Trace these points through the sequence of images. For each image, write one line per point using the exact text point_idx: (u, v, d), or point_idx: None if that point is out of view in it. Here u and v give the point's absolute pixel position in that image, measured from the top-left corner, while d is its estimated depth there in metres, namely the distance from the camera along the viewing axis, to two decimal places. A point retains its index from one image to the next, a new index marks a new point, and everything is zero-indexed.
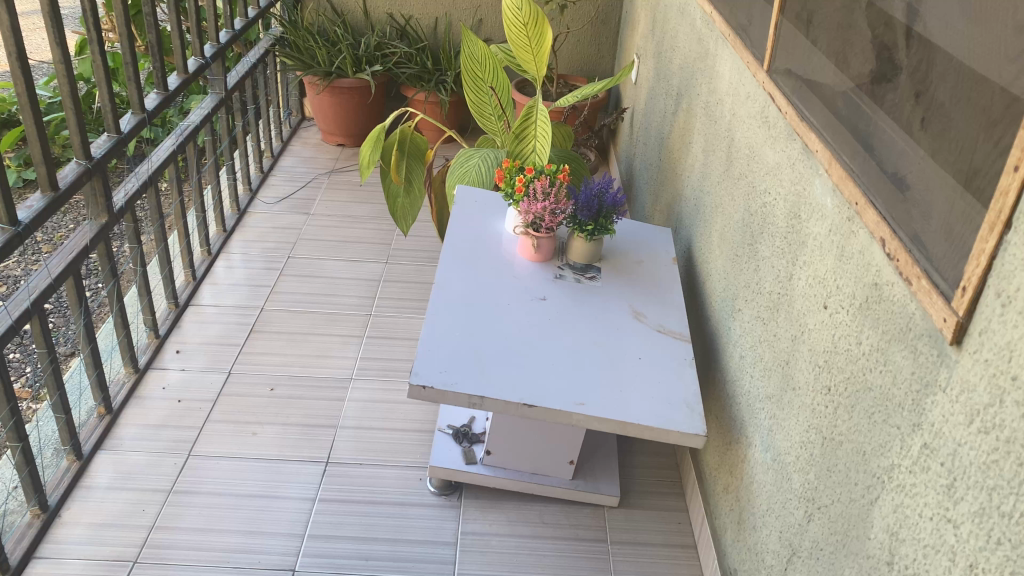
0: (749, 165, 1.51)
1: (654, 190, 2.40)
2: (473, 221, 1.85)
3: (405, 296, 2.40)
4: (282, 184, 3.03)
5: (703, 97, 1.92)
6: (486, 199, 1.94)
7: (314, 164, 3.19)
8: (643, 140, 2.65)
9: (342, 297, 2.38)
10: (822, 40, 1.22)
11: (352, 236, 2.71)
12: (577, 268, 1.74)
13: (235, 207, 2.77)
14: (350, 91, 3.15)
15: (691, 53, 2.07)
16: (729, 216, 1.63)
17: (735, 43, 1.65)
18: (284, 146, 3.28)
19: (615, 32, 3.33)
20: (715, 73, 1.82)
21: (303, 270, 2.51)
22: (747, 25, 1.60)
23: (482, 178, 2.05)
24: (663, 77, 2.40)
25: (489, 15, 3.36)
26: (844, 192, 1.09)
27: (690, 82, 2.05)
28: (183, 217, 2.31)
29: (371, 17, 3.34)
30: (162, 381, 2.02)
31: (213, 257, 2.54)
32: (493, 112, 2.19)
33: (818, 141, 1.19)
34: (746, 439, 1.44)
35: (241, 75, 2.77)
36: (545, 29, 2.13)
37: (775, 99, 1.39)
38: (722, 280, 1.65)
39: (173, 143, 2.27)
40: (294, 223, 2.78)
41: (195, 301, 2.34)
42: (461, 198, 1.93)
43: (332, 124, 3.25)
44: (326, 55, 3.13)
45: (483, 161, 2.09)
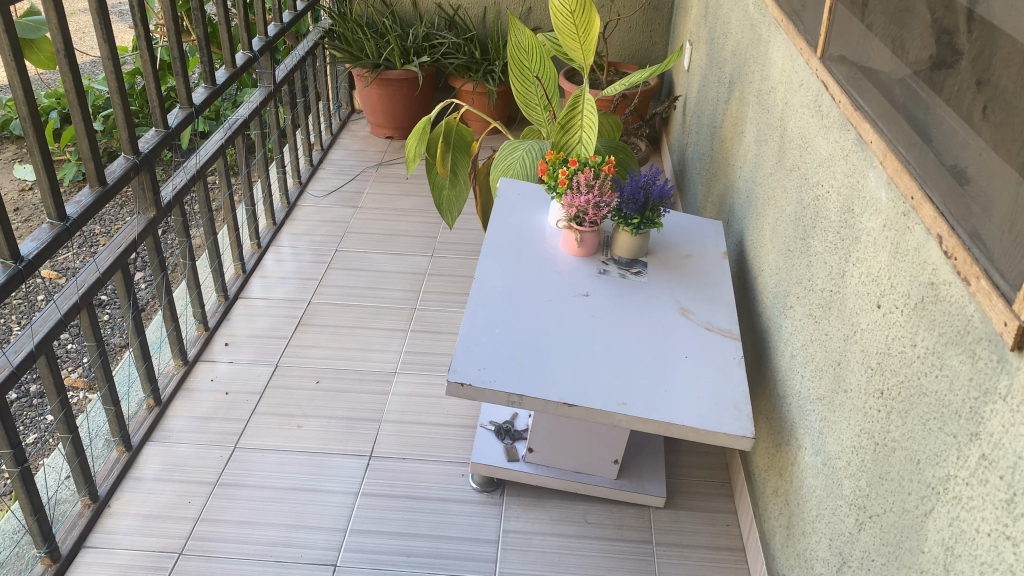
0: (803, 156, 1.45)
1: (706, 182, 2.35)
2: (516, 215, 1.82)
3: (451, 290, 2.39)
4: (331, 177, 3.04)
5: (755, 86, 1.85)
6: (530, 191, 1.91)
7: (363, 157, 3.20)
8: (695, 129, 2.59)
9: (389, 290, 2.37)
10: (877, 25, 1.16)
11: (399, 229, 2.71)
12: (622, 262, 1.70)
13: (285, 199, 2.80)
14: (398, 83, 3.15)
15: (744, 40, 2.00)
16: (781, 209, 1.57)
17: (788, 28, 1.59)
18: (333, 139, 3.30)
19: (668, 19, 3.26)
20: (767, 60, 1.75)
21: (350, 263, 2.51)
22: (800, 10, 1.53)
23: (526, 171, 2.02)
24: (715, 64, 2.34)
25: (538, 3, 3.31)
26: (899, 185, 1.03)
27: (744, 69, 1.98)
28: (232, 210, 2.33)
29: (420, 8, 3.33)
30: (211, 373, 2.04)
31: (262, 250, 2.56)
32: (539, 103, 2.16)
33: (873, 132, 1.13)
34: (796, 441, 1.39)
35: (290, 69, 2.78)
36: (593, 15, 2.08)
37: (829, 87, 1.33)
38: (774, 275, 1.60)
39: (222, 137, 2.29)
40: (342, 216, 2.79)
41: (244, 294, 2.36)
42: (504, 191, 1.90)
43: (380, 116, 3.25)
44: (375, 46, 3.13)
45: (528, 153, 2.06)
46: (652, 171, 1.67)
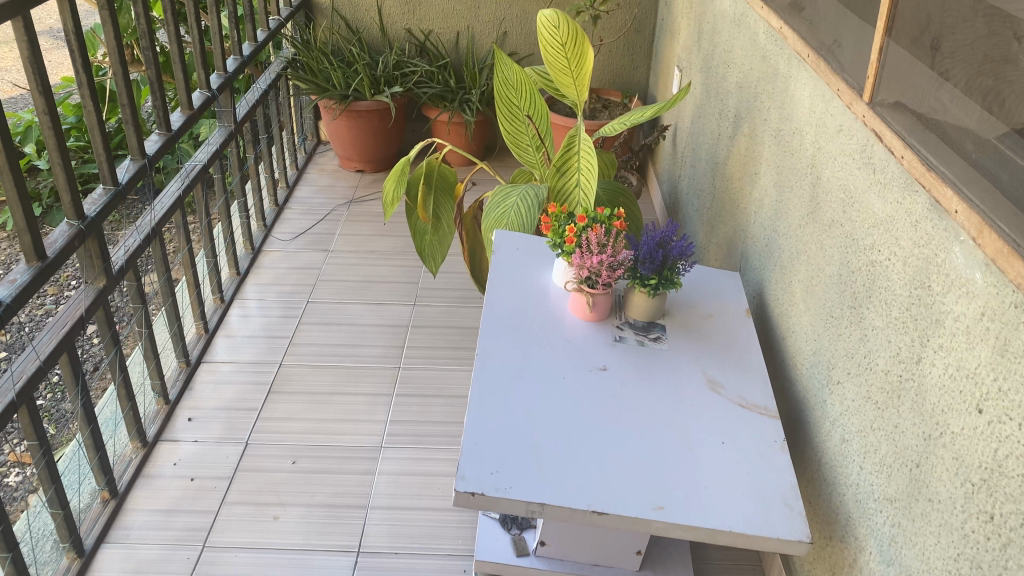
0: (847, 212, 1.28)
1: (709, 220, 2.18)
2: (515, 271, 1.63)
3: (436, 345, 2.19)
4: (299, 218, 2.82)
5: (772, 125, 1.69)
6: (528, 243, 1.72)
7: (332, 194, 2.99)
8: (690, 162, 2.43)
9: (368, 348, 2.17)
10: (954, 73, 0.99)
11: (376, 275, 2.50)
12: (638, 326, 1.52)
13: (249, 245, 2.58)
14: (368, 114, 2.95)
15: (753, 73, 1.84)
16: (818, 268, 1.40)
17: (818, 65, 1.42)
18: (299, 174, 3.08)
19: (650, 41, 3.10)
20: (789, 98, 1.59)
21: (324, 317, 2.30)
22: (835, 46, 1.37)
23: (521, 220, 1.84)
24: (714, 96, 2.17)
25: (514, 27, 3.13)
26: (1004, 269, 0.86)
27: (754, 105, 1.82)
28: (192, 266, 2.11)
29: (389, 34, 3.14)
30: (174, 455, 1.83)
31: (226, 305, 2.34)
32: (531, 143, 1.97)
33: (956, 199, 0.96)
34: (855, 541, 1.21)
35: (251, 104, 2.57)
36: (587, 47, 1.91)
37: (883, 137, 1.17)
38: (811, 341, 1.42)
39: (179, 187, 2.06)
40: (312, 262, 2.57)
41: (208, 358, 2.14)
42: (499, 243, 1.71)
43: (350, 150, 3.05)
44: (342, 76, 2.93)
45: (522, 199, 1.88)
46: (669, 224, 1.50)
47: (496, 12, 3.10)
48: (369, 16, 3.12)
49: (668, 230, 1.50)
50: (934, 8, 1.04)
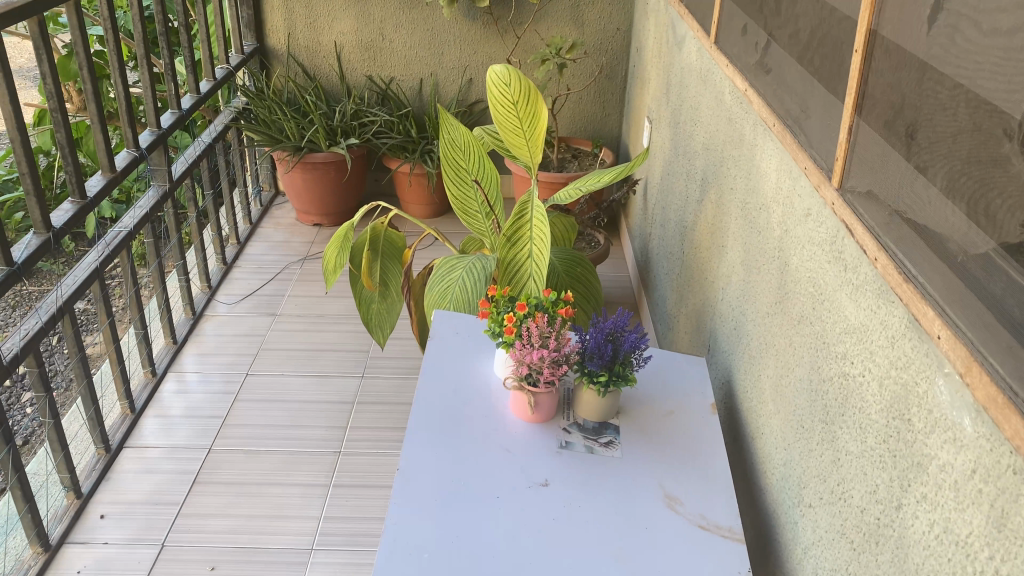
0: (818, 310, 1.12)
1: (678, 289, 2.01)
2: (453, 362, 1.46)
3: (382, 424, 2.01)
4: (248, 277, 2.66)
5: (738, 196, 1.53)
6: (472, 328, 1.55)
7: (286, 250, 2.82)
8: (660, 221, 2.27)
9: (308, 429, 1.99)
10: (932, 167, 0.83)
11: (324, 343, 2.33)
12: (588, 428, 1.35)
13: (190, 310, 2.41)
14: (324, 166, 2.79)
15: (719, 136, 1.68)
16: (788, 366, 1.24)
17: (784, 137, 1.27)
18: (252, 229, 2.92)
19: (621, 88, 2.96)
20: (755, 168, 1.43)
21: (263, 392, 2.13)
22: (801, 117, 1.22)
23: (467, 295, 1.66)
24: (682, 154, 2.02)
25: (480, 74, 2.98)
26: (998, 422, 0.70)
27: (721, 171, 1.66)
28: (114, 341, 1.94)
29: (348, 81, 2.99)
30: (80, 560, 1.64)
31: (158, 378, 2.16)
32: (481, 210, 1.81)
33: (939, 322, 0.80)
34: None
35: (191, 161, 2.41)
36: (541, 107, 1.77)
37: (854, 231, 1.01)
38: (780, 449, 1.26)
39: (98, 257, 1.89)
40: (257, 328, 2.40)
41: (132, 441, 1.96)
42: (438, 328, 1.54)
43: (305, 203, 2.90)
44: (296, 126, 2.77)
45: (468, 272, 1.70)
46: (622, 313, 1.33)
47: (460, 59, 2.96)
48: (327, 63, 2.97)
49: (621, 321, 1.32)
50: (908, 87, 0.89)
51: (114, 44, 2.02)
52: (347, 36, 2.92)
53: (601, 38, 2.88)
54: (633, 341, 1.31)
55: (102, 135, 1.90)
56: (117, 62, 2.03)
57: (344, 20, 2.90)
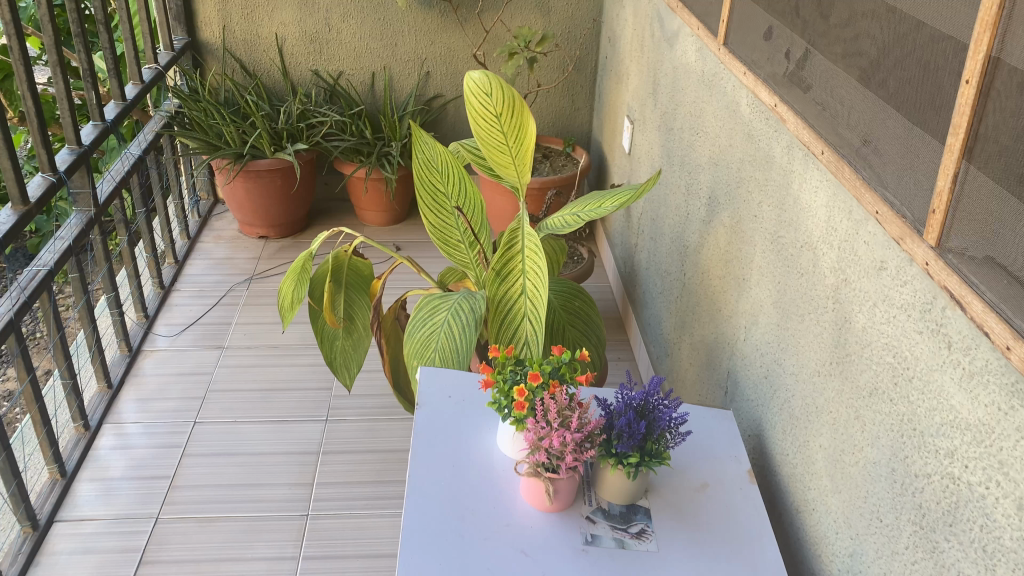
0: (902, 387, 0.94)
1: (678, 314, 1.82)
2: (446, 441, 1.23)
3: (353, 478, 1.79)
4: (189, 303, 2.39)
5: (765, 227, 1.34)
6: (464, 392, 1.32)
7: (230, 268, 2.55)
8: (650, 233, 2.07)
9: (269, 488, 1.76)
10: None
11: (280, 381, 2.09)
12: (615, 515, 1.15)
13: (126, 346, 2.14)
14: (269, 174, 2.52)
15: (733, 154, 1.49)
16: (851, 442, 1.06)
17: (840, 172, 1.07)
18: (191, 244, 2.63)
19: (592, 80, 2.75)
20: (791, 199, 1.24)
21: (215, 444, 1.88)
22: (865, 149, 1.02)
23: (455, 344, 1.44)
24: (678, 165, 1.82)
25: (438, 67, 2.73)
26: None
27: (736, 192, 1.47)
28: (37, 399, 1.67)
29: (293, 77, 2.71)
30: None
31: (92, 432, 1.90)
32: (464, 239, 1.57)
33: None
34: None
35: (119, 179, 2.12)
36: (527, 119, 1.56)
37: (965, 304, 0.81)
38: (843, 535, 1.08)
39: (12, 304, 1.60)
40: (203, 365, 2.14)
41: (64, 512, 1.70)
42: (424, 392, 1.31)
43: (250, 215, 2.62)
44: (237, 131, 2.49)
45: (454, 315, 1.48)
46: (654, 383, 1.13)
47: (416, 50, 2.70)
48: (268, 58, 2.68)
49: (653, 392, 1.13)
50: None
51: (20, 54, 1.70)
52: (290, 27, 2.64)
53: (569, 27, 2.65)
54: (670, 415, 1.11)
55: (10, 161, 1.61)
56: (22, 73, 1.71)
57: (285, 10, 2.61)
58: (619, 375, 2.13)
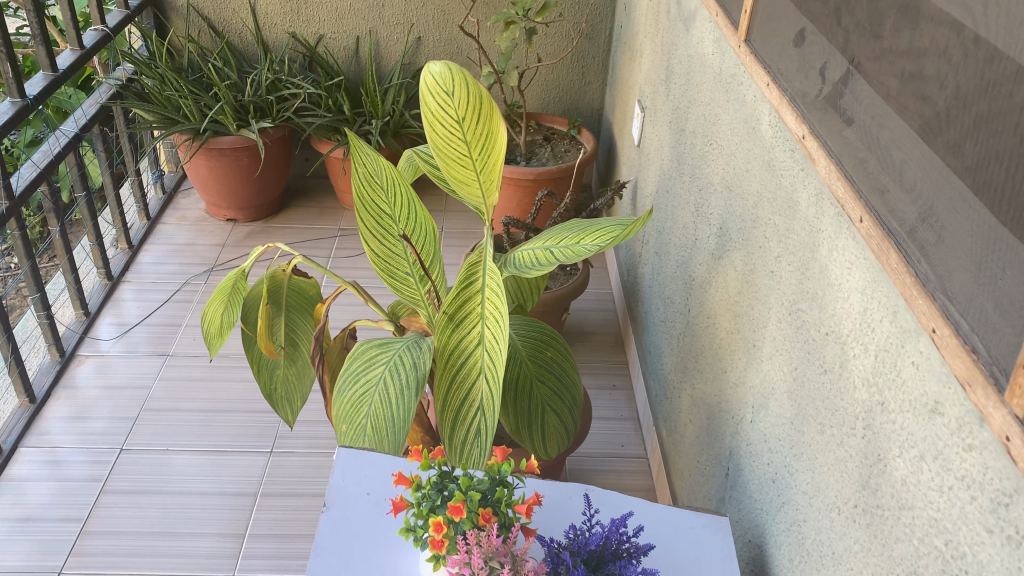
0: None
1: (679, 355, 1.53)
2: (350, 564, 0.94)
3: (291, 531, 1.55)
4: (139, 298, 2.14)
5: (784, 291, 1.03)
6: (385, 489, 1.03)
7: (190, 256, 2.30)
8: (653, 246, 1.77)
9: (193, 540, 1.53)
10: None
11: (226, 400, 1.84)
12: None
13: (57, 351, 1.90)
14: (233, 153, 2.23)
15: (749, 183, 1.18)
16: None
17: (885, 256, 0.77)
18: (149, 227, 2.38)
19: (605, 51, 2.41)
20: (816, 267, 0.94)
21: (141, 477, 1.65)
22: (925, 232, 0.72)
23: (391, 409, 1.17)
24: (687, 177, 1.51)
25: (430, 32, 2.41)
26: None
27: (752, 233, 1.16)
28: None
29: (267, 40, 2.41)
30: None
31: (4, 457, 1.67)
32: (414, 272, 1.29)
33: None
34: None
35: (44, 165, 1.83)
36: (497, 125, 1.26)
37: None
38: None
39: None
40: (142, 376, 1.90)
41: None
42: (335, 487, 1.03)
43: (216, 196, 2.35)
44: (197, 104, 2.21)
45: (393, 371, 1.20)
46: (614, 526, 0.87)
47: (406, 13, 2.38)
48: (239, 17, 2.38)
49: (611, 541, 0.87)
50: None
51: None
52: None
53: None
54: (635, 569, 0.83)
55: None
56: None
57: None
58: (611, 408, 1.85)
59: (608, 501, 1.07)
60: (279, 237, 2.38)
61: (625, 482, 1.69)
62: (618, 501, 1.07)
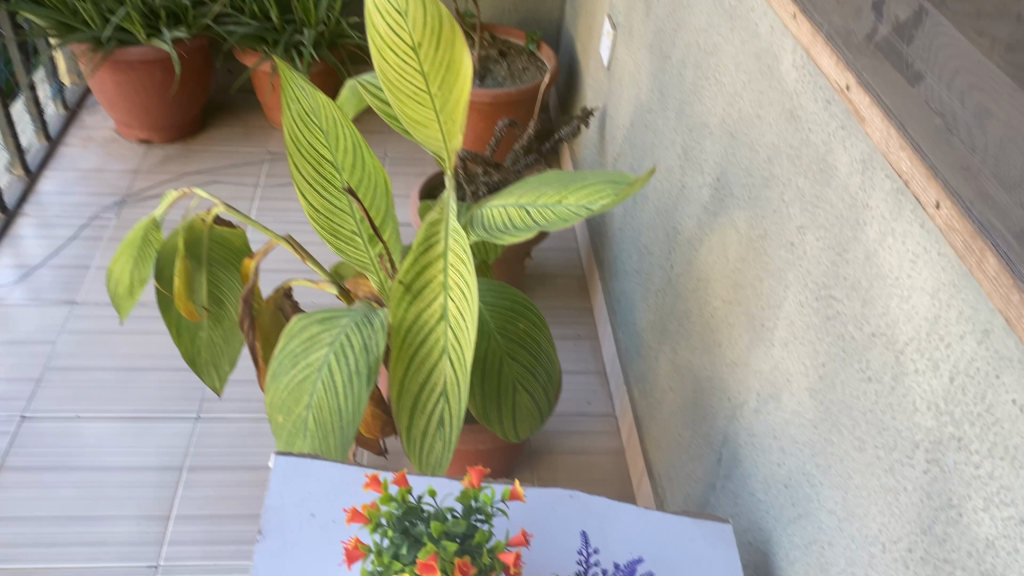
0: None
1: (658, 313, 1.38)
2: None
3: (223, 512, 1.39)
4: (40, 234, 1.88)
5: (808, 272, 0.87)
6: (332, 509, 0.87)
7: (99, 184, 2.03)
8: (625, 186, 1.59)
9: (110, 523, 1.35)
10: None
11: (144, 356, 1.64)
12: None
13: None
14: (144, 65, 1.95)
15: (761, 132, 0.99)
16: None
17: (976, 259, 0.61)
18: (50, 149, 2.09)
19: None
20: (858, 252, 0.77)
21: (48, 449, 1.45)
22: None
23: (335, 401, 1.00)
24: (673, 113, 1.32)
25: None
26: None
27: (762, 193, 0.98)
28: None
29: None
30: None
31: None
32: (361, 232, 1.10)
33: None
34: None
35: None
36: (460, 52, 1.03)
37: None
38: None
39: None
40: (46, 327, 1.67)
41: None
42: (272, 507, 0.87)
43: (125, 115, 2.07)
44: (98, 8, 1.90)
45: (338, 353, 1.03)
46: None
47: None
48: None
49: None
50: None
51: None
52: None
53: None
54: None
55: None
56: None
57: None
58: (575, 361, 1.70)
59: (592, 511, 0.93)
60: (200, 162, 2.12)
61: (592, 445, 1.56)
62: (617, 531, 0.92)
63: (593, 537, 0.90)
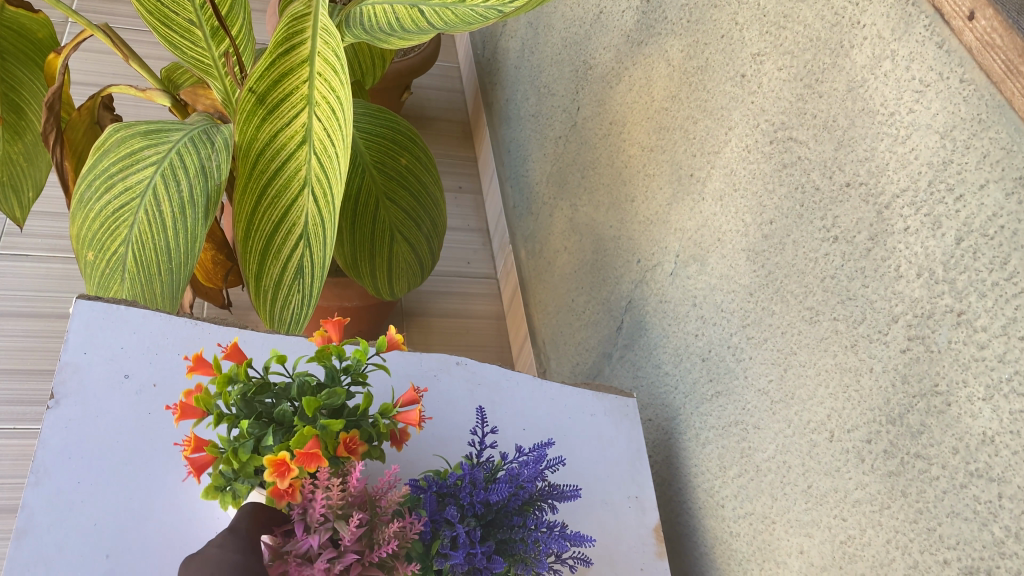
0: None
1: (556, 161, 1.21)
2: (96, 491, 0.61)
3: (26, 368, 1.17)
4: None
5: (762, 109, 0.72)
6: (152, 371, 0.68)
7: None
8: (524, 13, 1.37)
9: None
10: None
11: None
12: None
13: None
14: None
15: None
16: None
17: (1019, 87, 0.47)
18: None
19: None
20: (836, 86, 0.62)
21: None
22: None
23: (163, 238, 0.80)
24: None
25: None
26: None
27: (707, 13, 0.81)
28: None
29: None
30: None
31: None
32: (202, 21, 0.85)
33: None
34: None
35: None
36: None
37: None
38: None
39: None
40: None
41: None
42: (68, 365, 0.66)
43: None
44: None
45: (167, 177, 0.80)
46: (533, 466, 0.59)
47: None
48: None
49: (529, 488, 0.59)
50: None
51: None
52: None
53: None
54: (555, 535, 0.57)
55: None
56: None
57: None
58: (455, 215, 1.53)
59: (480, 381, 0.78)
60: None
61: (468, 307, 1.41)
62: (512, 409, 0.77)
63: (485, 414, 0.76)
